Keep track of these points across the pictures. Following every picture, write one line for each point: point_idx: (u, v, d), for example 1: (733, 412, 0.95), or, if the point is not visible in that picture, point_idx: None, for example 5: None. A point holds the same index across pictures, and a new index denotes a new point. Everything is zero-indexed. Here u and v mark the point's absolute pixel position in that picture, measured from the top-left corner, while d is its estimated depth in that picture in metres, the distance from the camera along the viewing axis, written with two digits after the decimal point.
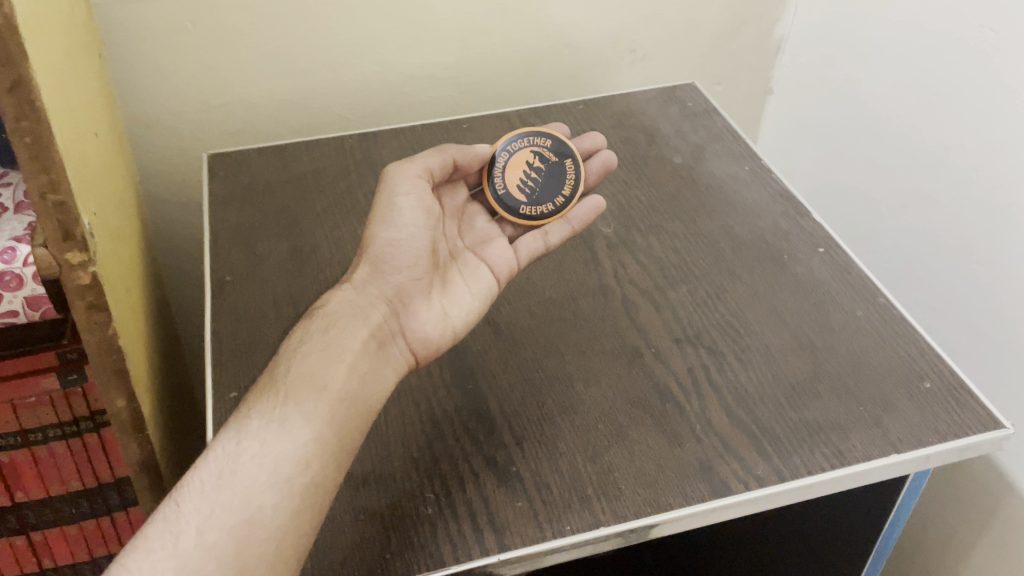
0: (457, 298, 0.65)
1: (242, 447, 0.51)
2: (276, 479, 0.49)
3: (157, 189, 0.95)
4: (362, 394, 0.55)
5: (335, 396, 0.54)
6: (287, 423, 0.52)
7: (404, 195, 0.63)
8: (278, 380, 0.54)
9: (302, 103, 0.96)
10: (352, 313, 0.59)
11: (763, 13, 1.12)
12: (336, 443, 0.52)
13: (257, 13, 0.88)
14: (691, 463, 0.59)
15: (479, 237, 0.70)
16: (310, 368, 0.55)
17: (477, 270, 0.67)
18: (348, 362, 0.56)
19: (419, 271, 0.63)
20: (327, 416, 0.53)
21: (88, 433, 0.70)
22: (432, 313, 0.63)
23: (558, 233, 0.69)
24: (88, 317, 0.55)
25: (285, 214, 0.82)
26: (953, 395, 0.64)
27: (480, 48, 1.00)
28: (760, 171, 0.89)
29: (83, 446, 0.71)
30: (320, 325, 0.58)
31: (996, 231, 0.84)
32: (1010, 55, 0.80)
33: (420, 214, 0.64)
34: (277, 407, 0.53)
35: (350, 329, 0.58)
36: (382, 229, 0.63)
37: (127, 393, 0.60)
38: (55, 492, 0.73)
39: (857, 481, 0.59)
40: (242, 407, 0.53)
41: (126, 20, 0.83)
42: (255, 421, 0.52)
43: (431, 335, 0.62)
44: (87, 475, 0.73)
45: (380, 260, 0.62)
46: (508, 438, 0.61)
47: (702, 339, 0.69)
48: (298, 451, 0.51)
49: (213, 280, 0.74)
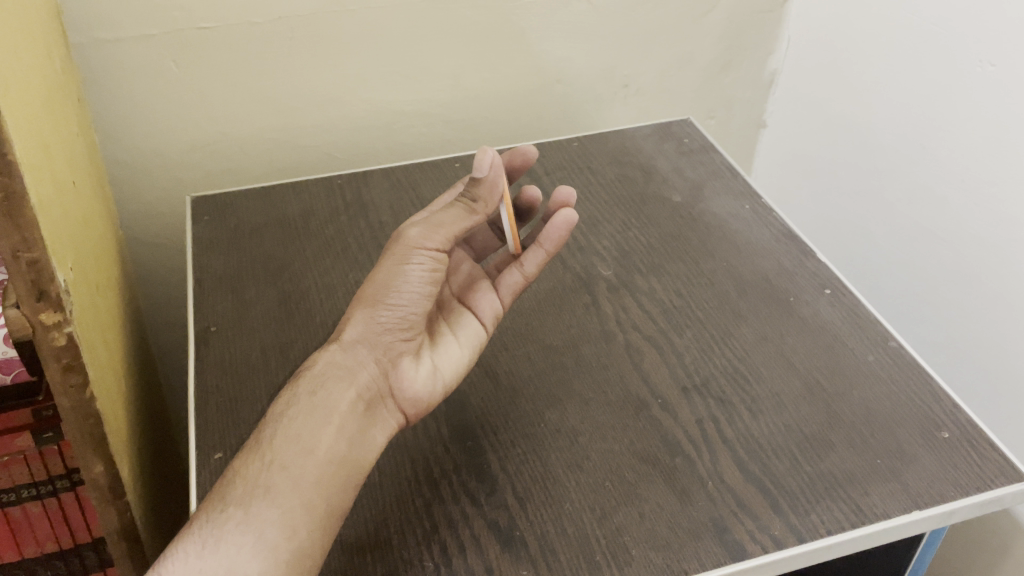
0: (447, 351, 0.61)
1: (227, 514, 0.49)
2: (262, 548, 0.47)
3: (139, 231, 0.92)
4: (351, 455, 0.53)
5: (322, 459, 0.52)
6: (273, 487, 0.50)
7: (416, 267, 0.57)
8: (264, 445, 0.52)
9: (290, 141, 0.94)
10: (341, 374, 0.55)
11: (757, 47, 1.10)
12: (324, 508, 0.51)
13: (243, 53, 0.85)
14: (705, 523, 0.56)
15: (468, 280, 0.66)
16: (296, 432, 0.52)
17: (466, 322, 0.63)
18: (335, 425, 0.53)
19: (413, 328, 0.58)
20: (314, 480, 0.51)
21: (64, 492, 0.65)
22: (420, 371, 0.58)
23: (534, 260, 0.64)
24: (64, 380, 0.51)
25: (273, 258, 0.79)
26: (973, 446, 0.61)
27: (472, 85, 0.98)
28: (761, 209, 0.87)
29: (58, 506, 0.66)
30: (308, 388, 0.55)
31: (1000, 268, 0.81)
32: (1010, 89, 0.78)
33: (428, 286, 0.58)
34: (262, 470, 0.51)
35: (337, 391, 0.55)
36: (383, 291, 0.57)
37: (106, 457, 0.56)
38: (30, 552, 0.69)
39: (879, 540, 0.56)
40: (228, 473, 0.52)
41: (106, 61, 0.81)
42: (239, 487, 0.50)
43: (421, 393, 0.58)
44: (65, 535, 0.68)
45: (374, 320, 0.57)
46: (510, 499, 0.57)
47: (710, 388, 0.66)
48: (284, 518, 0.49)
49: (198, 331, 0.71)
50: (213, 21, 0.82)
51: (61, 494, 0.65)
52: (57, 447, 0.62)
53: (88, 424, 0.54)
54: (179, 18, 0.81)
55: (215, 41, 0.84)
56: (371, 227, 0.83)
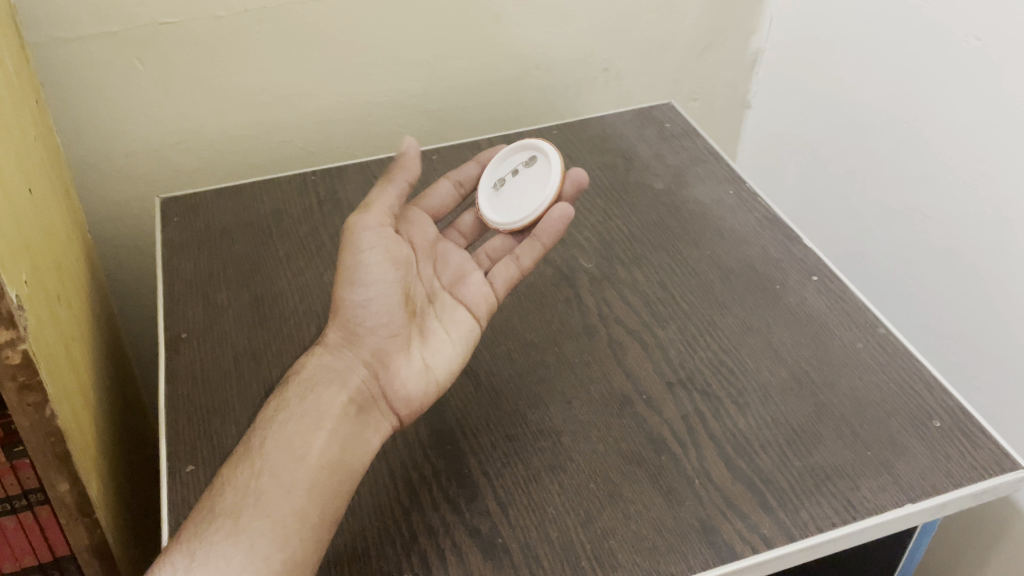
0: (439, 347, 0.59)
1: (217, 526, 0.47)
2: (254, 561, 0.46)
3: (109, 233, 0.90)
4: (345, 460, 0.51)
5: (314, 465, 0.50)
6: (263, 497, 0.48)
7: (367, 251, 0.58)
8: (253, 453, 0.51)
9: (263, 137, 0.91)
10: (330, 376, 0.55)
11: (739, 26, 1.08)
12: (317, 516, 0.49)
13: (210, 47, 0.83)
14: (692, 524, 0.54)
15: (457, 273, 0.64)
16: (287, 438, 0.51)
17: (456, 313, 0.62)
18: (327, 430, 0.52)
19: (395, 326, 0.58)
20: (307, 488, 0.49)
21: (40, 505, 0.56)
22: (414, 369, 0.57)
23: (530, 254, 0.62)
24: (21, 398, 0.50)
25: (246, 260, 0.77)
26: (965, 434, 0.60)
27: (448, 73, 0.95)
28: (745, 194, 0.85)
29: (34, 519, 0.57)
30: (296, 392, 0.54)
31: (993, 247, 0.79)
32: (1002, 63, 0.76)
33: (388, 269, 0.58)
34: (251, 480, 0.49)
35: (328, 395, 0.54)
36: (347, 287, 0.57)
37: (72, 475, 0.54)
38: (7, 569, 0.59)
39: (871, 535, 0.55)
40: (216, 483, 0.50)
41: (67, 61, 0.78)
42: (228, 497, 0.48)
43: (414, 393, 0.56)
44: (44, 550, 0.59)
45: (352, 322, 0.57)
46: (492, 505, 0.56)
47: (696, 381, 0.64)
48: (275, 529, 0.47)
49: (168, 337, 0.69)
50: (177, 16, 0.79)
51: (36, 507, 0.56)
52: (30, 459, 0.53)
53: (51, 441, 0.52)
54: (141, 14, 0.78)
55: (180, 35, 0.81)
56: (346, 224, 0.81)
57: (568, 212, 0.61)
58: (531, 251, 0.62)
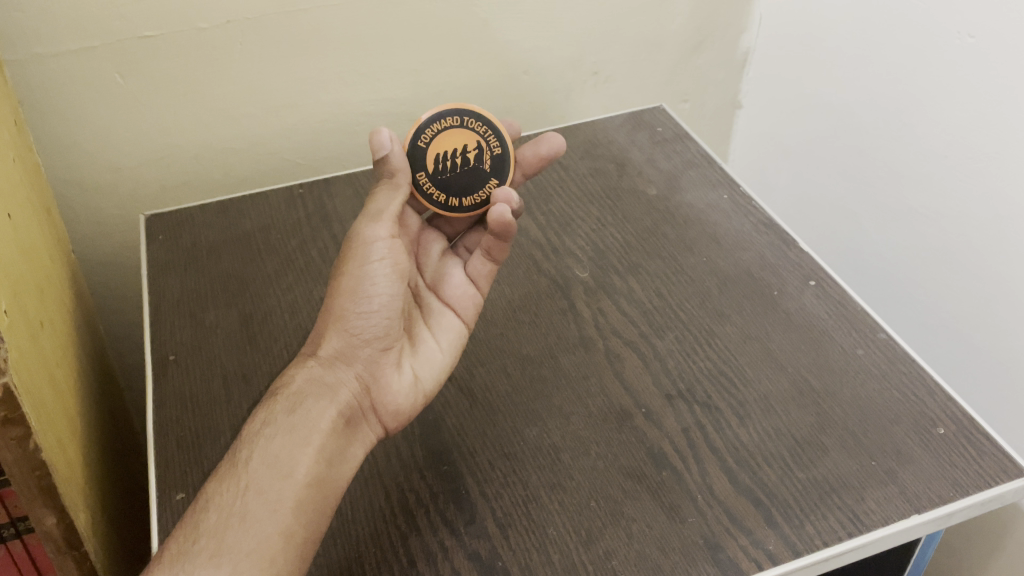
0: (428, 356, 0.59)
1: (200, 546, 0.45)
2: None
3: (92, 249, 0.88)
4: (330, 477, 0.50)
5: (301, 483, 0.49)
6: (248, 515, 0.47)
7: (378, 263, 0.55)
8: (238, 467, 0.49)
9: (249, 149, 0.90)
10: (320, 390, 0.53)
11: (729, 25, 1.07)
12: (302, 535, 0.48)
13: (192, 60, 0.81)
14: (696, 541, 0.53)
15: (438, 270, 0.64)
16: (275, 454, 0.49)
17: (444, 316, 0.61)
18: (315, 447, 0.50)
19: (388, 339, 0.56)
20: (293, 505, 0.48)
21: (28, 533, 0.54)
22: (403, 379, 0.57)
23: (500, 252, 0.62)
24: (4, 433, 0.48)
25: (233, 278, 0.75)
26: (971, 442, 0.59)
27: (435, 80, 0.94)
28: (739, 198, 0.84)
29: (21, 547, 0.55)
30: (286, 405, 0.52)
31: (991, 246, 0.78)
32: (998, 59, 0.74)
33: (395, 282, 0.56)
34: (237, 497, 0.47)
35: (317, 410, 0.52)
36: (349, 300, 0.55)
37: (59, 508, 0.53)
38: None
39: (878, 548, 0.54)
40: (200, 497, 0.48)
41: (46, 79, 0.76)
42: (213, 514, 0.47)
43: (403, 406, 0.56)
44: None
45: (349, 332, 0.55)
46: (492, 527, 0.54)
47: (696, 393, 0.63)
48: (262, 548, 0.46)
49: (155, 361, 0.67)
50: (159, 28, 0.78)
51: (23, 536, 0.54)
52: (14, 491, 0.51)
53: (35, 475, 0.50)
54: (120, 28, 0.76)
55: (162, 48, 0.79)
56: (335, 238, 0.80)
57: (505, 215, 0.57)
58: (497, 244, 0.60)
